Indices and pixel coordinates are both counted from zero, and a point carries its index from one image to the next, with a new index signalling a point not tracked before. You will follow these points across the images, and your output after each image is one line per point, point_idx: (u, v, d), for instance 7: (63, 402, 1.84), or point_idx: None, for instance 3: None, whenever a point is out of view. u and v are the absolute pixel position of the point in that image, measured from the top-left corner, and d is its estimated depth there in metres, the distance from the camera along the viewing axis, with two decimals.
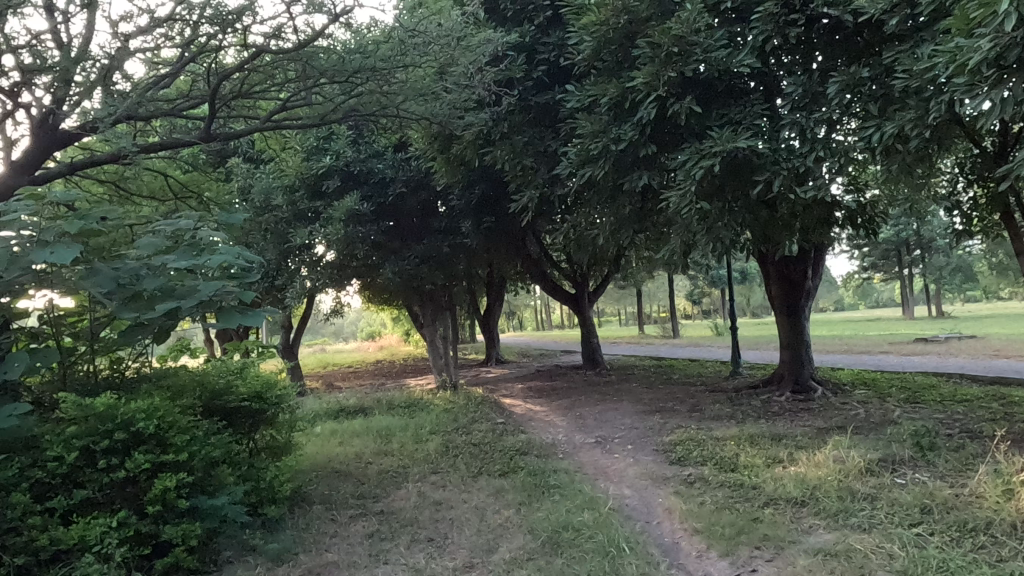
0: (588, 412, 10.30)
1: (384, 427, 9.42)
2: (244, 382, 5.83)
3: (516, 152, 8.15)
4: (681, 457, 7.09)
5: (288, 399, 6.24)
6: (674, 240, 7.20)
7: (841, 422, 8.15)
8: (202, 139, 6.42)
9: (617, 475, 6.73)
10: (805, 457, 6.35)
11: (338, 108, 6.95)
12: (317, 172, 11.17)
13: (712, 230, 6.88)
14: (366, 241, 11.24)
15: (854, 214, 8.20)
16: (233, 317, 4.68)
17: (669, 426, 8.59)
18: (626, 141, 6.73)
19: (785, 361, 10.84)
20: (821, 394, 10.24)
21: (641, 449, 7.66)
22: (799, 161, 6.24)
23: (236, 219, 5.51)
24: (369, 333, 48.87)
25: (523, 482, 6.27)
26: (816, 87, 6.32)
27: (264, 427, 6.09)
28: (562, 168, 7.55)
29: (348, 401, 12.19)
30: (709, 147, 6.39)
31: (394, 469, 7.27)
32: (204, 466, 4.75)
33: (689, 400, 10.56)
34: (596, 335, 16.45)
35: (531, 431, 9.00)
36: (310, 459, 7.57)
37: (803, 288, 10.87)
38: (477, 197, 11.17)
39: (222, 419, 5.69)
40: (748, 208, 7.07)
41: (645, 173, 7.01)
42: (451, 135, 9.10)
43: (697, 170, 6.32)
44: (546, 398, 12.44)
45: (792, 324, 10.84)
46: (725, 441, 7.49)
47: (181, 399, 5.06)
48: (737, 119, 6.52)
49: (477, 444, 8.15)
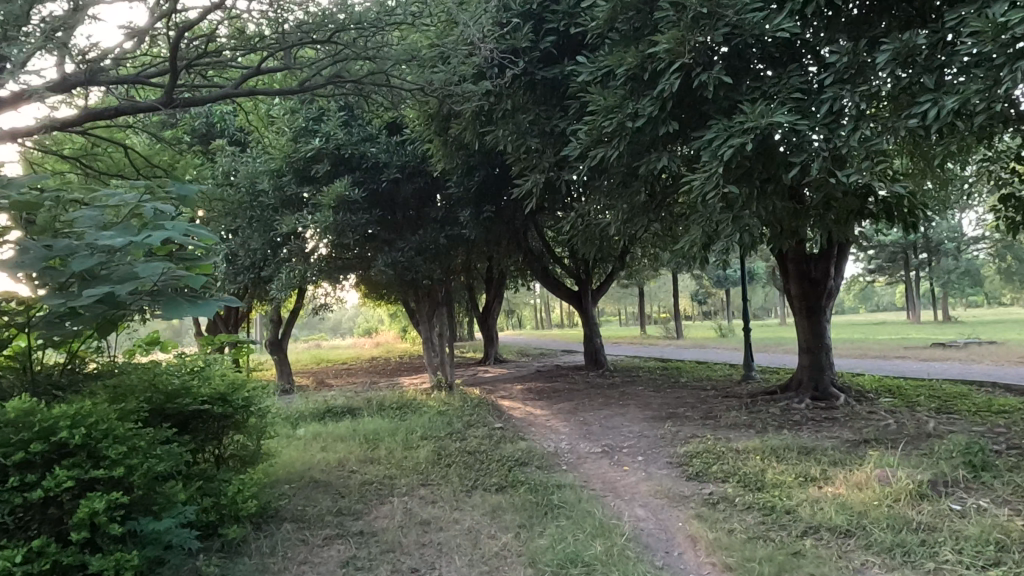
0: (592, 417, 9.56)
1: (372, 431, 8.69)
2: (205, 382, 5.09)
3: (520, 132, 7.43)
4: (699, 472, 6.36)
5: (258, 401, 5.51)
6: (695, 231, 6.48)
7: (872, 435, 7.41)
8: (164, 104, 5.67)
9: (628, 492, 6.00)
10: (843, 477, 5.63)
11: (322, 76, 6.21)
12: (305, 156, 10.44)
13: (739, 219, 6.11)
14: (358, 230, 10.50)
15: (891, 207, 7.47)
16: (179, 307, 3.88)
17: (682, 435, 7.86)
18: (644, 117, 6.00)
19: (804, 365, 10.12)
20: (844, 402, 9.52)
21: (653, 462, 6.93)
22: (841, 141, 5.50)
23: (189, 188, 4.77)
24: (365, 329, 48.14)
25: (523, 500, 5.54)
26: (862, 58, 5.57)
27: (231, 432, 5.37)
28: (572, 148, 6.82)
29: (337, 402, 11.44)
30: (740, 123, 5.66)
31: (378, 481, 6.53)
32: (147, 482, 4.02)
33: (701, 406, 9.82)
34: (599, 335, 15.73)
35: (531, 438, 8.27)
36: (286, 468, 6.82)
37: (824, 288, 10.13)
38: (476, 184, 10.44)
39: (179, 425, 4.95)
40: (778, 194, 6.33)
41: (664, 154, 6.27)
42: (450, 113, 8.36)
43: (726, 149, 5.59)
44: (546, 401, 11.71)
45: (812, 326, 10.11)
46: (747, 454, 6.77)
47: (124, 402, 4.32)
48: (771, 93, 5.78)
49: (472, 453, 7.41)
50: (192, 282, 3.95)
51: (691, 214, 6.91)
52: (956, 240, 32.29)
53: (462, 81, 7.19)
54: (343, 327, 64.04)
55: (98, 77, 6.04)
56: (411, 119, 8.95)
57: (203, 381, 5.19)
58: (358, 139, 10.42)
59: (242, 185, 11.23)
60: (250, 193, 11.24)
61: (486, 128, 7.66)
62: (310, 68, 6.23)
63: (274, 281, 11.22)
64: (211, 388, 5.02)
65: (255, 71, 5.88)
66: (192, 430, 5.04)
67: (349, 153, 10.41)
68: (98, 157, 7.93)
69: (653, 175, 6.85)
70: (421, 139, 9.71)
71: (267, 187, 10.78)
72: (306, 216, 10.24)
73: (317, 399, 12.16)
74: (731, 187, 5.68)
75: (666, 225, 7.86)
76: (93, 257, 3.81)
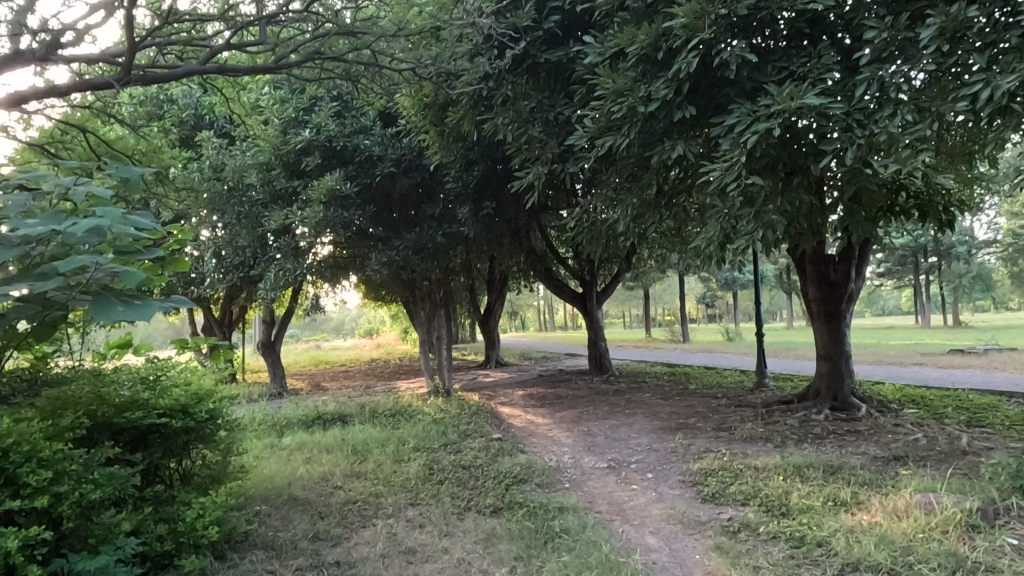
0: (597, 428, 8.98)
1: (360, 441, 8.12)
2: (161, 393, 4.55)
3: (521, 120, 6.87)
4: (716, 493, 5.78)
5: (224, 413, 4.96)
6: (712, 228, 5.89)
7: (903, 451, 6.81)
8: (120, 80, 5.09)
9: (637, 515, 5.43)
10: (878, 503, 5.05)
11: (301, 52, 5.65)
12: (295, 148, 9.88)
13: (762, 214, 5.52)
14: (350, 226, 9.94)
15: (925, 204, 6.86)
16: (111, 308, 3.15)
17: (695, 450, 7.27)
18: (657, 100, 5.43)
19: (822, 373, 9.54)
20: (865, 412, 8.93)
21: (664, 480, 6.35)
22: (878, 126, 4.90)
23: (134, 171, 3.74)
24: (368, 330, 47.79)
25: (521, 527, 4.97)
26: (904, 34, 4.97)
27: (194, 447, 4.83)
28: (577, 137, 6.25)
29: (328, 408, 10.87)
30: (766, 106, 5.08)
31: (363, 500, 5.94)
32: (79, 512, 3.48)
33: (713, 416, 9.22)
34: (603, 339, 15.15)
35: (531, 451, 7.70)
36: (264, 483, 6.25)
37: (844, 290, 9.53)
38: (476, 178, 9.84)
39: (131, 441, 4.41)
40: (804, 187, 5.74)
41: (679, 142, 5.70)
42: (446, 100, 7.81)
43: (750, 135, 5.01)
44: (549, 408, 11.13)
45: (832, 331, 9.53)
46: (768, 473, 6.18)
47: (61, 417, 3.79)
48: (800, 73, 5.20)
49: (466, 468, 6.82)
50: (127, 278, 3.19)
51: (707, 209, 6.33)
52: (967, 244, 31.57)
53: (459, 63, 6.64)
54: (346, 326, 63.49)
55: (52, 55, 5.47)
56: (405, 108, 8.39)
57: (162, 391, 4.65)
58: (351, 130, 9.84)
59: (230, 179, 10.68)
60: (238, 187, 10.70)
61: (485, 116, 7.10)
62: (287, 45, 5.67)
63: (263, 280, 10.67)
64: (168, 400, 4.46)
65: (224, 46, 5.32)
66: (149, 446, 4.50)
67: (340, 146, 9.84)
68: (66, 145, 7.37)
69: (666, 165, 6.28)
70: (416, 130, 9.14)
71: (255, 181, 10.24)
72: (295, 212, 9.69)
73: (309, 404, 11.60)
74: (754, 179, 5.10)
75: (679, 222, 7.28)
76: (12, 251, 3.22)
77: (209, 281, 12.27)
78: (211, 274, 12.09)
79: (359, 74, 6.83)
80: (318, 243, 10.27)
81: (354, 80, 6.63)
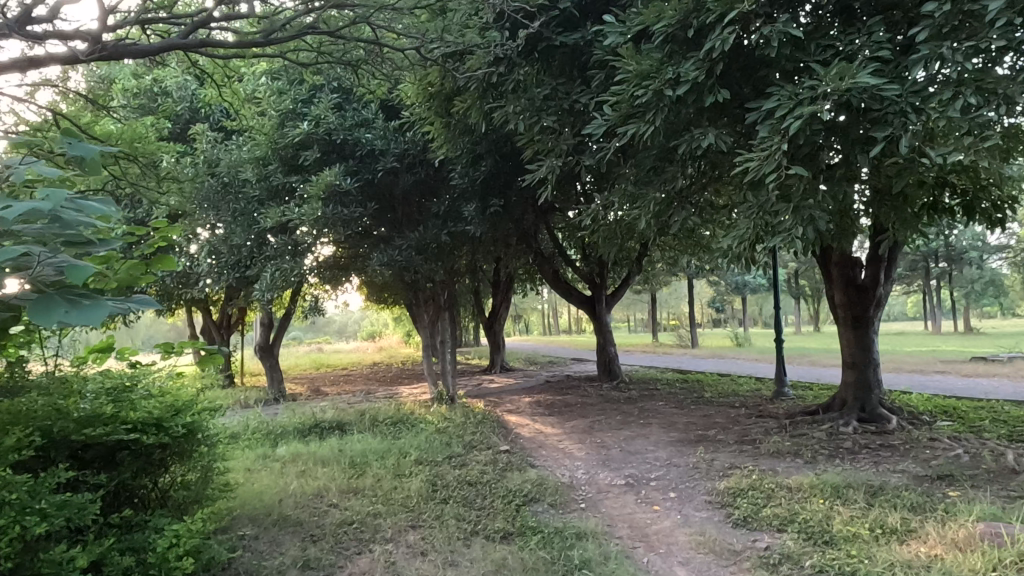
0: (611, 439, 8.46)
1: (358, 452, 7.61)
2: (130, 406, 4.05)
3: (534, 108, 6.36)
4: (749, 517, 5.24)
5: (204, 428, 4.46)
6: (746, 225, 5.37)
7: (948, 469, 6.27)
8: (90, 47, 4.53)
9: (663, 542, 4.91)
10: (934, 532, 4.52)
11: (295, 28, 5.15)
12: (293, 141, 9.38)
13: (801, 210, 4.99)
14: (350, 225, 9.43)
15: (973, 200, 6.31)
16: (53, 309, 2.56)
17: (719, 466, 6.75)
18: (687, 83, 4.91)
19: (849, 382, 9.01)
20: (896, 425, 8.39)
21: (689, 501, 5.82)
22: (936, 110, 4.37)
23: (89, 149, 3.23)
24: (370, 334, 47.32)
25: (534, 557, 4.44)
26: (966, 7, 4.43)
27: (170, 464, 4.33)
28: (596, 125, 5.74)
29: (326, 415, 10.34)
30: (810, 88, 4.57)
31: (359, 521, 5.41)
32: (19, 550, 2.99)
33: (734, 428, 8.69)
34: (612, 344, 14.60)
35: (542, 465, 7.19)
36: (253, 500, 5.73)
37: (873, 295, 9.00)
38: (483, 174, 9.33)
39: (94, 460, 3.91)
40: (848, 180, 5.21)
41: (711, 130, 5.19)
42: (453, 88, 7.30)
43: (793, 120, 4.50)
44: (558, 417, 10.61)
45: (859, 337, 9.00)
46: (803, 494, 5.66)
47: (7, 438, 3.31)
48: (849, 52, 4.68)
49: (472, 485, 6.29)
50: (72, 274, 2.61)
51: (739, 204, 5.81)
52: (979, 248, 31.00)
53: (468, 45, 6.13)
54: (348, 330, 63.04)
55: (20, 27, 4.95)
56: (409, 99, 7.89)
57: (134, 404, 4.16)
58: (351, 123, 9.33)
59: (225, 174, 10.19)
60: (233, 183, 10.21)
61: (495, 104, 6.60)
62: (279, 21, 5.17)
63: (260, 281, 10.18)
64: (139, 414, 3.97)
65: (209, 17, 4.81)
66: (116, 466, 4.01)
67: (340, 139, 9.33)
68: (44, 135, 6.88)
69: (694, 157, 5.77)
70: (420, 122, 8.63)
71: (251, 176, 9.75)
72: (292, 209, 9.20)
73: (306, 411, 11.09)
74: (797, 171, 4.58)
75: (704, 219, 6.75)
76: None
77: (204, 281, 11.76)
78: (206, 274, 11.59)
79: (359, 58, 6.34)
80: (318, 244, 9.86)
81: (354, 65, 6.14)
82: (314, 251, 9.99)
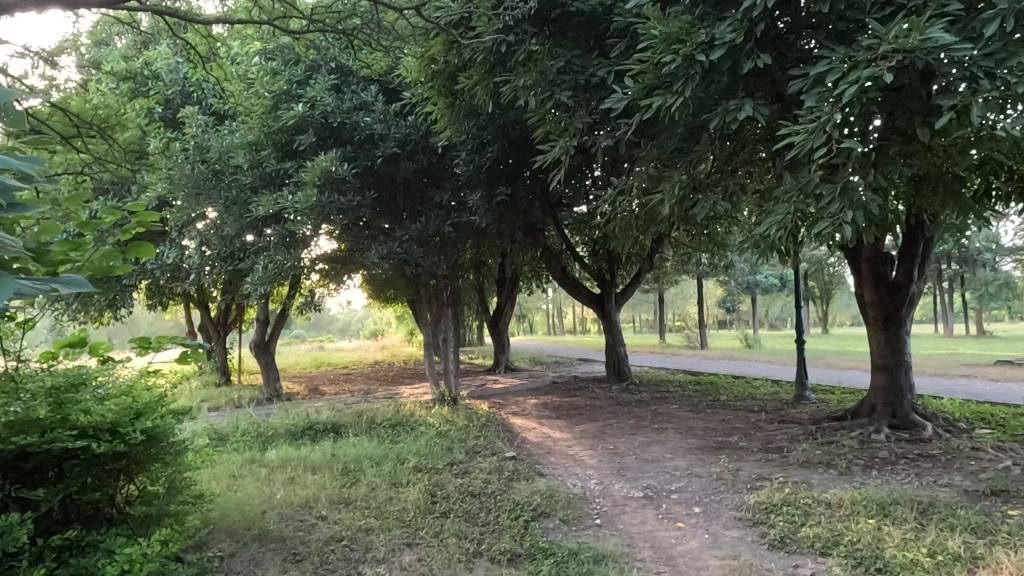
0: (625, 446, 7.86)
1: (353, 457, 7.03)
2: (78, 406, 3.51)
3: (547, 83, 5.77)
4: (786, 538, 4.65)
5: (169, 433, 3.91)
6: (785, 208, 4.81)
7: (1002, 483, 5.67)
8: None
9: (692, 567, 4.32)
10: (1006, 560, 3.93)
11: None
12: (287, 124, 8.81)
13: (850, 190, 4.42)
14: (348, 214, 8.86)
15: None
16: None
17: (745, 477, 6.16)
18: (722, 46, 4.35)
19: (879, 387, 8.42)
20: (931, 433, 7.78)
21: (716, 517, 5.23)
22: (1015, 74, 3.78)
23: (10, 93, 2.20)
24: (372, 332, 46.77)
25: None
26: None
27: (129, 474, 3.79)
28: (616, 98, 5.17)
29: (321, 416, 9.75)
30: (866, 50, 4.00)
31: (350, 538, 4.83)
32: None
33: (757, 434, 8.09)
34: (622, 344, 13.99)
35: (551, 474, 6.60)
36: (232, 511, 5.15)
37: (906, 293, 8.40)
38: (489, 161, 8.76)
39: (35, 470, 3.38)
40: (902, 159, 4.62)
41: (749, 101, 4.62)
42: (458, 63, 6.72)
43: (847, 84, 3.92)
44: (566, 419, 10.03)
45: (890, 339, 8.41)
46: (843, 511, 5.07)
47: None
48: (911, 9, 4.10)
49: (474, 496, 5.72)
50: None
51: (776, 187, 5.23)
52: (993, 251, 30.23)
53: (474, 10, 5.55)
54: (352, 328, 62.53)
55: None
56: (411, 76, 7.30)
57: (85, 405, 3.61)
58: (349, 106, 8.74)
59: (217, 161, 9.62)
60: (224, 170, 9.62)
61: (504, 78, 6.02)
62: None
63: (252, 274, 9.61)
64: (86, 419, 3.44)
65: None
66: (61, 476, 3.47)
67: (337, 123, 8.75)
68: None
69: (725, 133, 5.19)
70: (421, 102, 8.05)
71: (243, 163, 9.15)
72: (285, 197, 8.63)
73: (301, 411, 10.51)
74: (850, 143, 4.01)
75: (733, 207, 6.16)
76: None
77: (195, 275, 11.18)
78: (197, 267, 11.01)
79: (354, 24, 5.75)
80: (313, 235, 9.30)
81: (349, 33, 5.55)
82: (309, 243, 9.42)
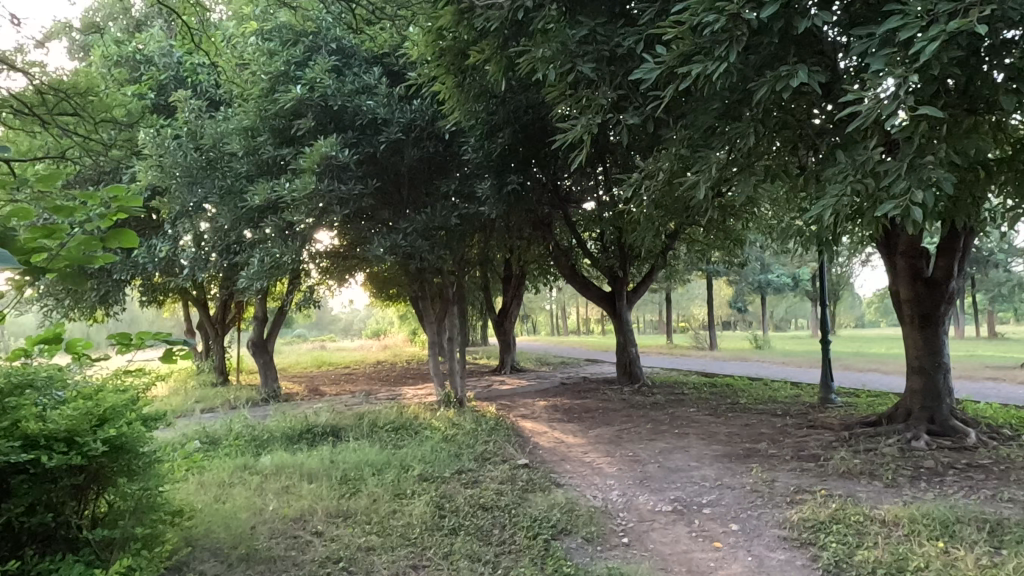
0: (645, 453, 7.30)
1: (353, 466, 6.47)
2: (26, 410, 2.99)
3: (568, 54, 5.23)
4: (841, 562, 4.11)
5: (139, 443, 3.39)
6: (839, 189, 4.25)
7: None
8: None
9: None
10: None
11: None
12: (285, 109, 8.26)
13: (922, 168, 3.85)
14: (349, 202, 8.32)
15: None
16: None
17: (783, 489, 5.60)
18: (774, 2, 3.81)
19: (915, 390, 7.87)
20: (973, 439, 7.22)
21: (757, 536, 4.68)
22: None
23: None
24: (375, 331, 46.25)
25: None
26: None
27: (91, 490, 3.29)
28: (646, 68, 4.64)
29: (320, 418, 9.21)
30: (946, 3, 3.44)
31: (349, 558, 4.28)
32: None
33: (786, 440, 7.53)
34: (634, 344, 13.42)
35: (569, 484, 6.06)
36: (219, 527, 4.60)
37: (945, 290, 7.84)
38: (500, 147, 8.24)
39: None
40: (978, 132, 4.06)
41: (803, 67, 4.07)
42: (467, 35, 6.18)
43: (924, 42, 3.36)
44: (579, 423, 9.47)
45: (928, 339, 7.85)
46: (901, 529, 4.53)
47: None
48: None
49: (487, 510, 5.17)
50: None
51: (828, 167, 4.67)
52: (1006, 252, 29.57)
53: None
54: (354, 327, 61.98)
55: None
56: (417, 53, 6.75)
57: (39, 411, 3.10)
58: (351, 88, 8.21)
59: (211, 149, 9.09)
60: (219, 159, 9.10)
61: (520, 48, 5.48)
62: None
63: (247, 267, 9.08)
64: (37, 427, 2.93)
65: None
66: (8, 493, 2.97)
67: (338, 107, 8.20)
68: None
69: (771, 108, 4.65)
70: (428, 82, 7.51)
71: (238, 149, 8.61)
72: (282, 185, 8.10)
73: (298, 413, 9.97)
74: (927, 112, 3.45)
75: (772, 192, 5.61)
76: None
77: (189, 269, 10.65)
78: (191, 261, 10.46)
79: None
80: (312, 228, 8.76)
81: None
82: (309, 236, 8.88)
